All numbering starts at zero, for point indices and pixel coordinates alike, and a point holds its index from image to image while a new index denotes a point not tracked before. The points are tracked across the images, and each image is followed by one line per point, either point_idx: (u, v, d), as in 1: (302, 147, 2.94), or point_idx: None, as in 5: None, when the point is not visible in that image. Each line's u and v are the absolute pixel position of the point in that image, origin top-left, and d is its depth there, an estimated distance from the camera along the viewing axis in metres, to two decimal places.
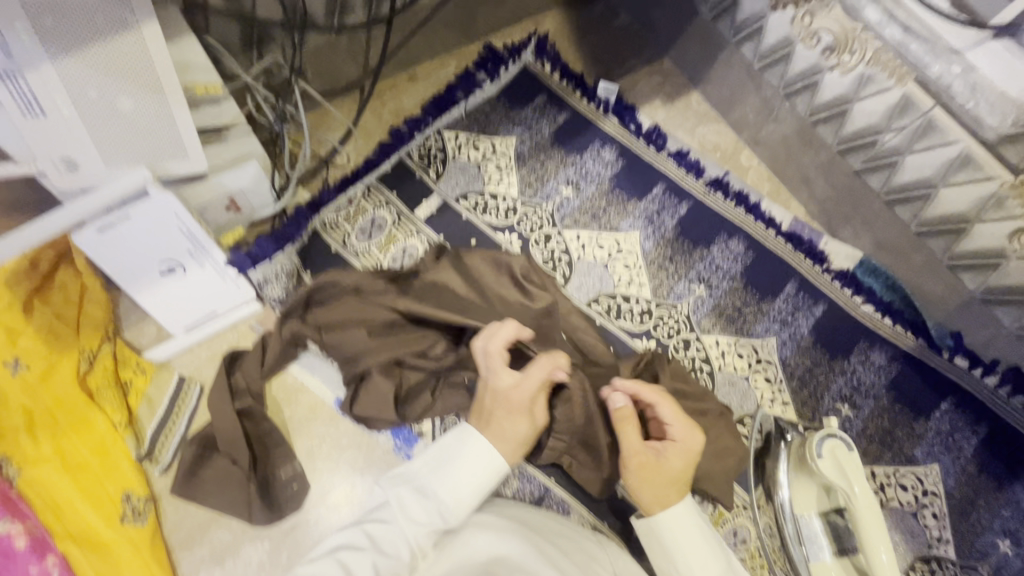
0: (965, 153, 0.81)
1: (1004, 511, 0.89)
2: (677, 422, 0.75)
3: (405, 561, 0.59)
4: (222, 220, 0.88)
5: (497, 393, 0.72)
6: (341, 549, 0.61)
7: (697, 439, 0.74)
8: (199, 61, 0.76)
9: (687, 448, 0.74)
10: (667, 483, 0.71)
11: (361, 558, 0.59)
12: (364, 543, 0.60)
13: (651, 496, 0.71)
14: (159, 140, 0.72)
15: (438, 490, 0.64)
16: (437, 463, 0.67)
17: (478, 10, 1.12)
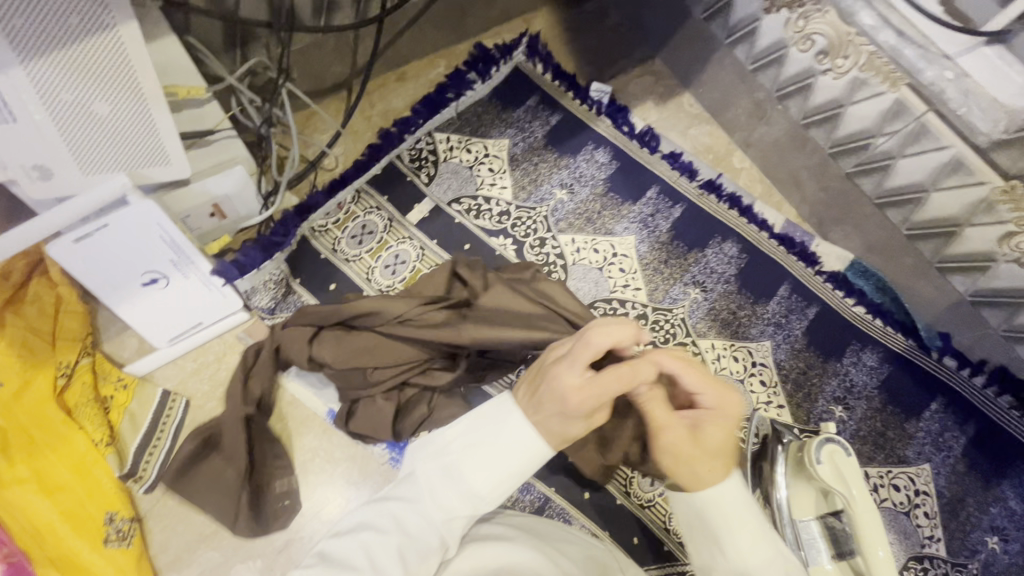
0: (958, 158, 0.81)
1: (993, 508, 0.91)
2: (706, 390, 0.65)
3: (433, 548, 0.56)
4: (206, 227, 0.85)
5: (558, 387, 0.61)
6: (364, 529, 0.57)
7: (733, 396, 0.65)
8: (178, 62, 0.72)
9: (726, 405, 0.65)
10: (706, 459, 0.61)
11: (385, 543, 0.55)
12: (389, 526, 0.57)
13: (692, 470, 0.61)
14: (140, 147, 0.68)
15: (472, 481, 0.58)
16: (468, 447, 0.59)
17: (468, 9, 1.10)
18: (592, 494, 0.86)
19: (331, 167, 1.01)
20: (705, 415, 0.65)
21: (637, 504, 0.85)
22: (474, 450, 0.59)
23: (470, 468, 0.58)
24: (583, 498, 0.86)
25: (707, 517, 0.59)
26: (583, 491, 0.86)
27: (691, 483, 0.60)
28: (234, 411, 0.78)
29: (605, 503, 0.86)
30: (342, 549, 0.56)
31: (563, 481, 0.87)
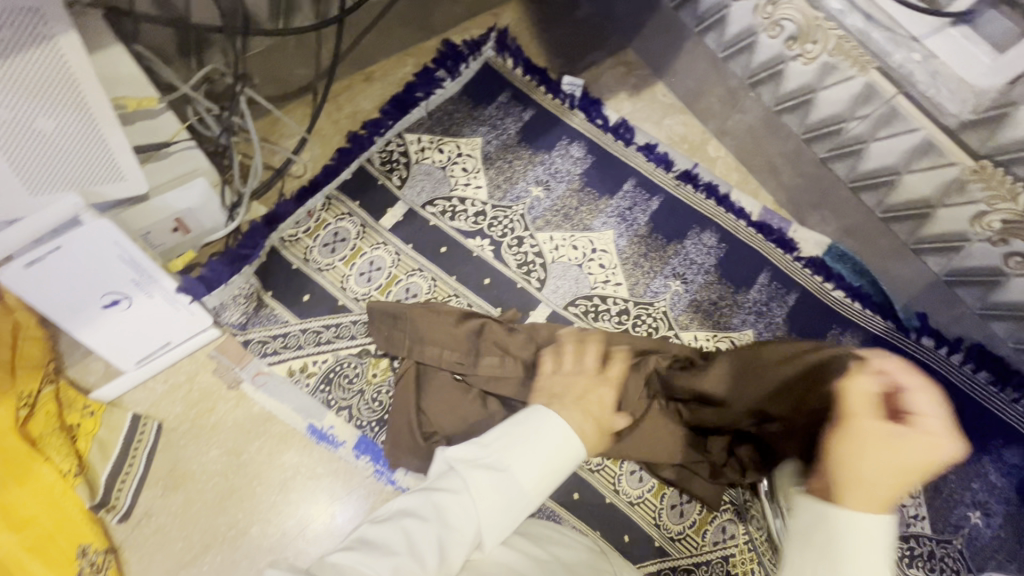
0: (927, 140, 0.82)
1: (974, 484, 0.92)
2: (938, 416, 0.53)
3: (470, 541, 0.53)
4: (170, 244, 0.81)
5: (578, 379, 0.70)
6: (404, 517, 0.53)
7: (952, 454, 0.51)
8: (129, 73, 0.69)
9: (933, 454, 0.51)
10: (885, 486, 0.51)
11: (426, 531, 0.51)
12: (431, 514, 0.53)
13: (867, 485, 0.51)
14: (92, 166, 0.65)
15: (517, 473, 0.57)
16: (510, 440, 0.58)
17: (435, 5, 1.07)
18: (581, 494, 0.85)
19: (299, 174, 0.97)
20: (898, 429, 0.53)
21: (626, 501, 0.85)
22: (520, 445, 0.58)
23: (516, 461, 0.57)
24: (573, 499, 0.85)
25: (838, 532, 0.51)
26: (571, 492, 0.85)
27: (846, 493, 0.52)
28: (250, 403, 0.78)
29: (595, 503, 0.85)
30: (378, 536, 0.51)
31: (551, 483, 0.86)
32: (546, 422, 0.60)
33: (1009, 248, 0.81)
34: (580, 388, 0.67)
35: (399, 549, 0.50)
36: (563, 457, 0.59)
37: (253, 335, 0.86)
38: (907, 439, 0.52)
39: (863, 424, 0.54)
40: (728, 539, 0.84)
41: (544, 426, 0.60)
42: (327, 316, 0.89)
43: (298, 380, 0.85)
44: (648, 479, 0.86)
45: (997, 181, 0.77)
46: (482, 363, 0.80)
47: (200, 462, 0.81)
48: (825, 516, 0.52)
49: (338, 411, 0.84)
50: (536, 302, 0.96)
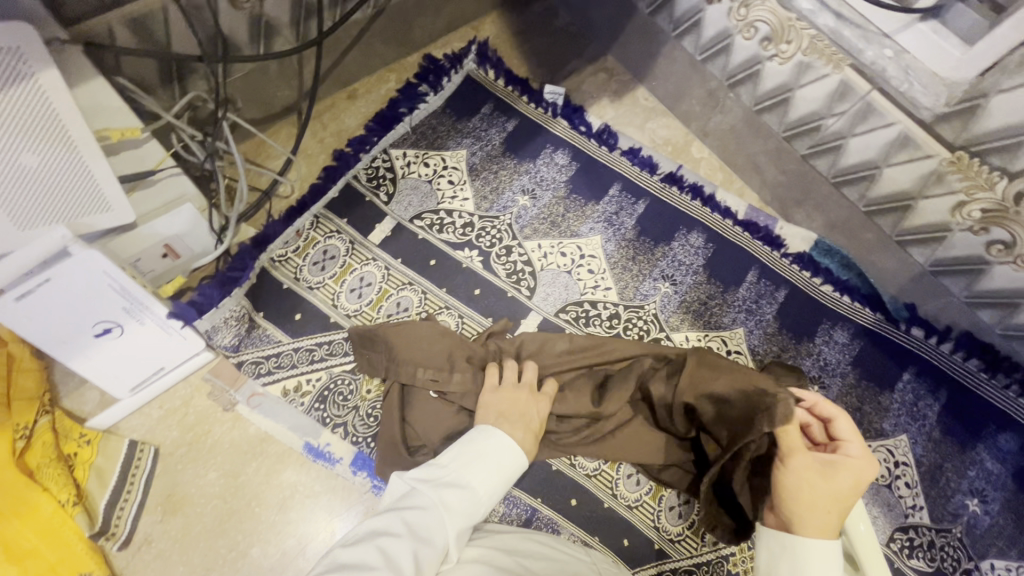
0: (903, 134, 0.83)
1: (970, 472, 0.92)
2: (856, 441, 0.65)
3: (439, 548, 0.57)
4: (160, 269, 0.82)
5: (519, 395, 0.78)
6: (376, 536, 0.56)
7: (875, 469, 0.62)
8: (111, 104, 0.70)
9: (860, 472, 0.62)
10: (828, 506, 0.58)
11: (400, 544, 0.55)
12: (401, 530, 0.56)
13: (812, 509, 0.59)
14: (77, 196, 0.66)
15: (473, 484, 0.64)
16: (463, 459, 0.67)
17: (414, 22, 1.09)
18: (579, 501, 0.86)
19: (286, 194, 0.98)
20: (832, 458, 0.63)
21: (624, 505, 0.86)
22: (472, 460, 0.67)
23: (471, 473, 0.66)
24: (571, 506, 0.85)
25: (802, 559, 0.58)
26: (569, 498, 0.86)
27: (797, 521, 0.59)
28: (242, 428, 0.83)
29: (593, 508, 0.85)
30: (354, 557, 0.53)
31: (548, 490, 0.86)
32: (494, 438, 0.70)
33: (990, 237, 0.83)
34: (520, 404, 0.76)
35: (375, 564, 0.53)
36: (508, 471, 0.69)
37: (246, 356, 0.87)
38: (836, 462, 0.63)
39: (800, 456, 0.64)
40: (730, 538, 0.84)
41: (497, 443, 0.70)
42: (320, 334, 0.89)
43: (292, 400, 0.86)
44: (645, 482, 0.87)
45: (973, 171, 0.79)
46: (455, 377, 0.80)
47: (198, 485, 0.82)
48: (787, 545, 0.59)
49: (333, 428, 0.85)
50: (527, 311, 0.97)
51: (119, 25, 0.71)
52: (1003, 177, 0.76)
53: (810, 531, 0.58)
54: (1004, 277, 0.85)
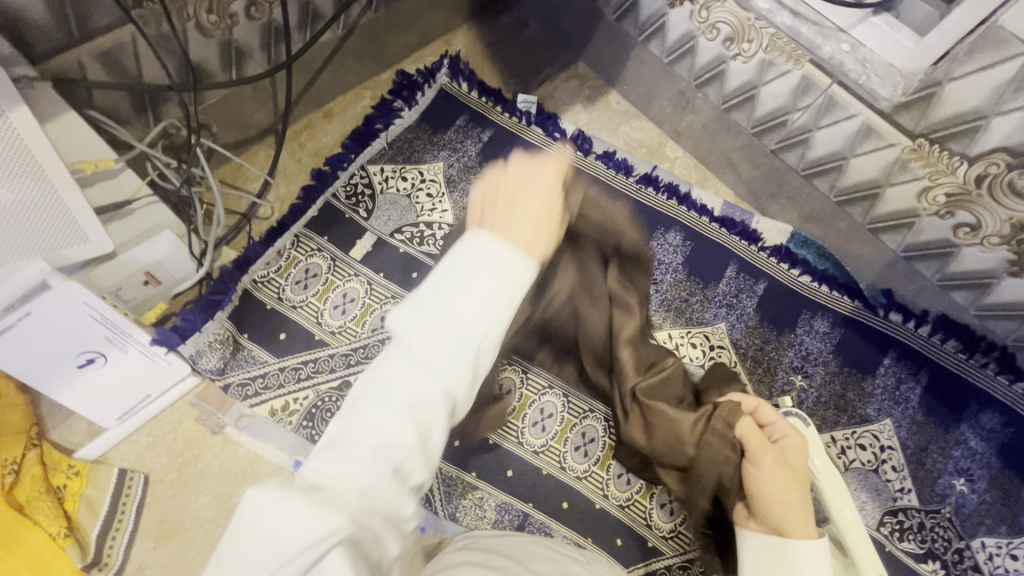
0: (866, 124, 0.85)
1: (955, 452, 0.94)
2: (785, 422, 0.74)
3: (440, 395, 0.46)
4: (141, 297, 0.83)
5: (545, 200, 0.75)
6: (367, 398, 0.46)
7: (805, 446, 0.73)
8: (86, 138, 0.71)
9: (799, 453, 0.71)
10: (799, 503, 0.66)
11: (391, 405, 0.45)
12: (390, 388, 0.46)
13: (792, 510, 0.65)
14: (56, 230, 0.66)
15: (464, 316, 0.48)
16: (446, 289, 0.48)
17: (386, 39, 1.11)
18: (570, 503, 0.86)
19: (266, 216, 0.99)
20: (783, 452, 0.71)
21: (616, 506, 0.86)
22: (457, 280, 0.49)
23: (461, 292, 0.48)
24: (563, 509, 0.86)
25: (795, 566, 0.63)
26: (560, 501, 0.86)
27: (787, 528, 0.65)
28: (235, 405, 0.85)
29: (584, 510, 0.86)
30: (347, 428, 0.45)
31: (540, 495, 0.87)
32: (483, 242, 0.51)
33: (956, 220, 0.85)
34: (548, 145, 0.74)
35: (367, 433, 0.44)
36: (515, 270, 0.50)
37: (233, 379, 0.87)
38: (784, 451, 0.71)
39: (769, 465, 0.68)
40: None
41: (501, 254, 0.51)
42: (305, 353, 0.90)
43: (281, 420, 0.86)
44: (635, 481, 0.87)
45: (935, 157, 0.81)
46: None
47: (190, 510, 0.82)
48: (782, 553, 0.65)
49: None
50: None
51: (90, 59, 0.72)
52: (964, 162, 0.78)
53: (801, 532, 0.64)
54: (973, 259, 0.87)
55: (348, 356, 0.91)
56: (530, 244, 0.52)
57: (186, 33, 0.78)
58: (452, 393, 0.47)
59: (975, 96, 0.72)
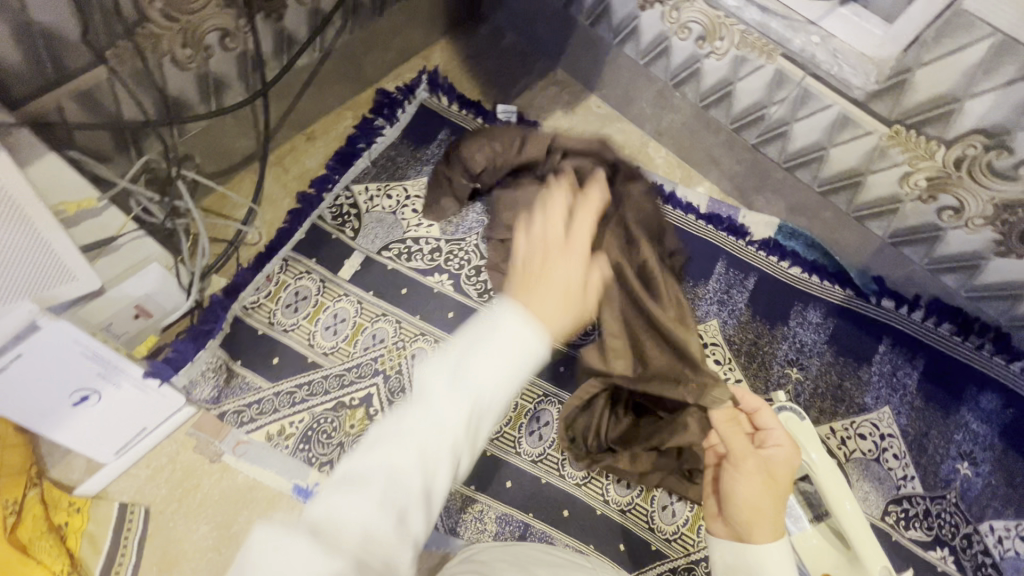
0: (842, 115, 0.85)
1: (957, 435, 0.93)
2: (781, 431, 0.69)
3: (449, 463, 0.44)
4: (132, 331, 0.83)
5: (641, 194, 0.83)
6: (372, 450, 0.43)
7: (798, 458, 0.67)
8: (65, 179, 0.71)
9: (788, 463, 0.66)
10: (772, 508, 0.62)
11: (406, 464, 0.42)
12: (405, 443, 0.43)
13: (760, 514, 0.61)
14: (43, 270, 0.67)
15: (484, 381, 0.45)
16: (475, 347, 0.46)
17: (364, 59, 1.12)
18: (571, 511, 0.86)
19: (254, 241, 1.00)
20: (774, 457, 0.67)
21: (617, 510, 0.86)
22: (478, 350, 0.46)
23: (483, 372, 0.46)
24: (563, 517, 0.86)
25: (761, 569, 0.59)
26: (561, 509, 0.86)
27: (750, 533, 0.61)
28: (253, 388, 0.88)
29: (585, 517, 0.86)
30: (355, 478, 0.41)
31: (540, 505, 0.87)
32: (514, 317, 0.49)
33: (939, 203, 0.84)
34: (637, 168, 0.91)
35: (372, 495, 0.40)
36: (531, 352, 0.48)
37: (228, 407, 0.88)
38: (770, 461, 0.67)
39: (749, 461, 0.67)
40: None
41: (523, 314, 0.49)
42: (299, 376, 0.90)
43: (277, 444, 0.86)
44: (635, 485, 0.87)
45: (913, 143, 0.81)
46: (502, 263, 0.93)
47: (191, 541, 0.82)
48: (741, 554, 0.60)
49: (321, 467, 0.86)
50: None
51: (67, 101, 0.73)
52: (942, 146, 0.78)
53: (767, 536, 0.60)
54: (959, 241, 0.87)
55: (342, 376, 0.91)
56: (560, 325, 0.51)
57: (162, 68, 0.79)
58: (457, 461, 0.45)
59: (946, 81, 0.72)
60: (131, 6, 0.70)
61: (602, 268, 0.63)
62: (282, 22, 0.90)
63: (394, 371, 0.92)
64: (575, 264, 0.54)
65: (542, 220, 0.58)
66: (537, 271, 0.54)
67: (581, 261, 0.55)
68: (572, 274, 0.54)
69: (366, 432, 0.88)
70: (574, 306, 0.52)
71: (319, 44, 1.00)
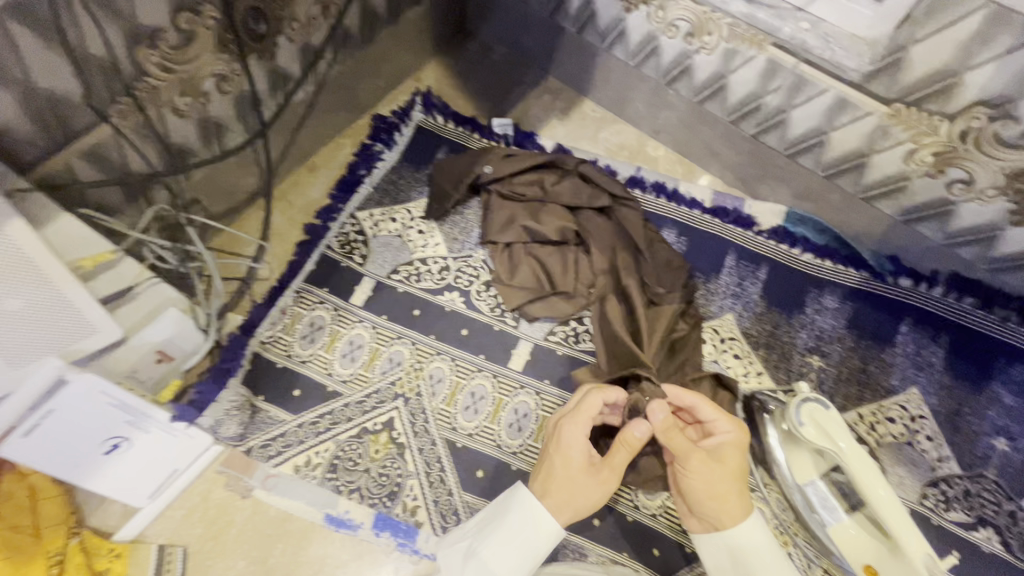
0: (840, 97, 0.84)
1: (990, 411, 0.91)
2: (723, 418, 0.73)
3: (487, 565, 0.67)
4: (157, 375, 0.85)
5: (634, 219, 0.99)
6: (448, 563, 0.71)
7: (745, 436, 0.73)
8: (79, 236, 0.74)
9: (737, 445, 0.72)
10: (734, 496, 0.67)
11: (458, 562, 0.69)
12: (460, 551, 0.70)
13: (725, 507, 0.67)
14: (66, 325, 0.70)
15: (501, 545, 0.67)
16: (493, 541, 0.68)
17: (358, 88, 1.13)
18: (601, 519, 0.85)
19: (266, 276, 1.01)
20: (719, 442, 0.72)
21: (648, 515, 0.85)
22: (499, 557, 0.67)
23: (501, 550, 0.67)
24: (594, 526, 0.85)
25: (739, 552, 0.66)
26: (591, 519, 0.85)
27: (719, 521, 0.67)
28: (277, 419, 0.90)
29: (616, 525, 0.85)
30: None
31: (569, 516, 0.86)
32: (515, 513, 0.69)
33: (948, 177, 0.83)
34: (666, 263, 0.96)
35: None
36: (543, 537, 0.68)
37: (253, 442, 0.89)
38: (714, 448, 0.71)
39: (694, 456, 0.70)
40: None
41: (529, 514, 0.69)
42: (321, 406, 0.91)
43: (306, 475, 0.87)
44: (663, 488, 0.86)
45: (915, 120, 0.79)
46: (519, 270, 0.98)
47: None
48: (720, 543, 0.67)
49: (349, 494, 0.86)
50: (516, 340, 0.97)
51: (76, 159, 0.75)
52: (945, 120, 0.77)
53: (734, 521, 0.66)
54: (973, 214, 0.86)
55: (363, 402, 0.92)
56: (569, 506, 0.69)
57: (164, 118, 0.81)
58: None
59: (942, 56, 0.71)
60: (129, 62, 0.72)
61: (635, 433, 0.72)
62: (275, 61, 0.92)
63: (414, 393, 0.93)
64: (583, 475, 0.71)
65: (559, 433, 0.75)
66: (550, 463, 0.73)
67: (584, 461, 0.72)
68: (570, 440, 0.74)
69: (391, 456, 0.88)
70: (581, 493, 0.70)
71: (313, 77, 1.02)
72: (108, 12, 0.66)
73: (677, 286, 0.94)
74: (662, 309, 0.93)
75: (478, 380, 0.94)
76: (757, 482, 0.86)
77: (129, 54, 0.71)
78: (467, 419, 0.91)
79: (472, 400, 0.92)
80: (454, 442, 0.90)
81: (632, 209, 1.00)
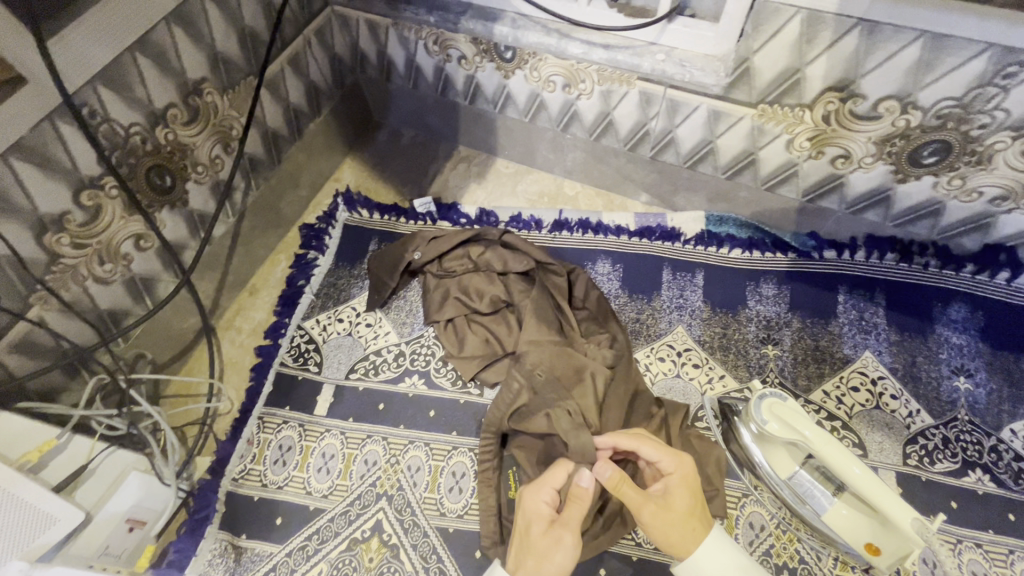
0: (712, 111, 0.92)
1: (944, 354, 0.94)
2: (664, 455, 0.76)
3: None
4: (131, 546, 0.81)
5: (550, 283, 1.01)
6: None
7: (686, 464, 0.76)
8: (21, 432, 0.76)
9: (682, 476, 0.74)
10: (688, 524, 0.68)
11: None
12: None
13: (679, 541, 0.67)
14: (20, 522, 0.68)
15: None
16: None
17: (280, 204, 1.17)
18: (607, 569, 0.84)
19: (227, 410, 1.03)
20: (671, 480, 0.74)
21: (652, 549, 0.85)
22: None
23: None
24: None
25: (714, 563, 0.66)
26: (596, 570, 0.84)
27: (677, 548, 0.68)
28: (263, 552, 0.88)
29: (622, 568, 0.84)
30: None
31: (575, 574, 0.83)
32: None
33: (829, 155, 0.91)
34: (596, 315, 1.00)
35: None
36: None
37: None
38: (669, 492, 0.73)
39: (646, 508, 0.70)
40: (761, 530, 0.85)
41: None
42: (306, 528, 0.89)
43: None
44: None
45: (781, 114, 0.88)
46: (468, 343, 1.00)
47: None
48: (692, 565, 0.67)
49: None
50: (484, 408, 0.98)
51: (6, 355, 0.76)
52: (806, 109, 0.86)
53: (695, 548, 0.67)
54: (863, 181, 0.94)
55: (347, 513, 0.90)
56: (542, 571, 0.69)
57: (87, 290, 0.83)
58: None
59: (782, 58, 0.80)
60: (39, 251, 0.74)
61: (582, 483, 0.73)
62: (189, 206, 0.95)
63: (395, 489, 0.92)
64: (547, 541, 0.71)
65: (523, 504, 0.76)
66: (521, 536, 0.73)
67: (546, 524, 0.72)
68: (537, 509, 0.74)
69: (386, 560, 0.86)
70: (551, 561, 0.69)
71: (230, 208, 1.05)
72: (10, 215, 0.69)
73: (604, 345, 0.97)
74: (593, 362, 0.93)
75: (456, 458, 0.94)
76: (748, 487, 0.88)
77: (38, 245, 0.74)
78: (453, 500, 0.90)
79: (455, 480, 0.92)
80: (446, 528, 0.89)
81: (558, 274, 1.01)
